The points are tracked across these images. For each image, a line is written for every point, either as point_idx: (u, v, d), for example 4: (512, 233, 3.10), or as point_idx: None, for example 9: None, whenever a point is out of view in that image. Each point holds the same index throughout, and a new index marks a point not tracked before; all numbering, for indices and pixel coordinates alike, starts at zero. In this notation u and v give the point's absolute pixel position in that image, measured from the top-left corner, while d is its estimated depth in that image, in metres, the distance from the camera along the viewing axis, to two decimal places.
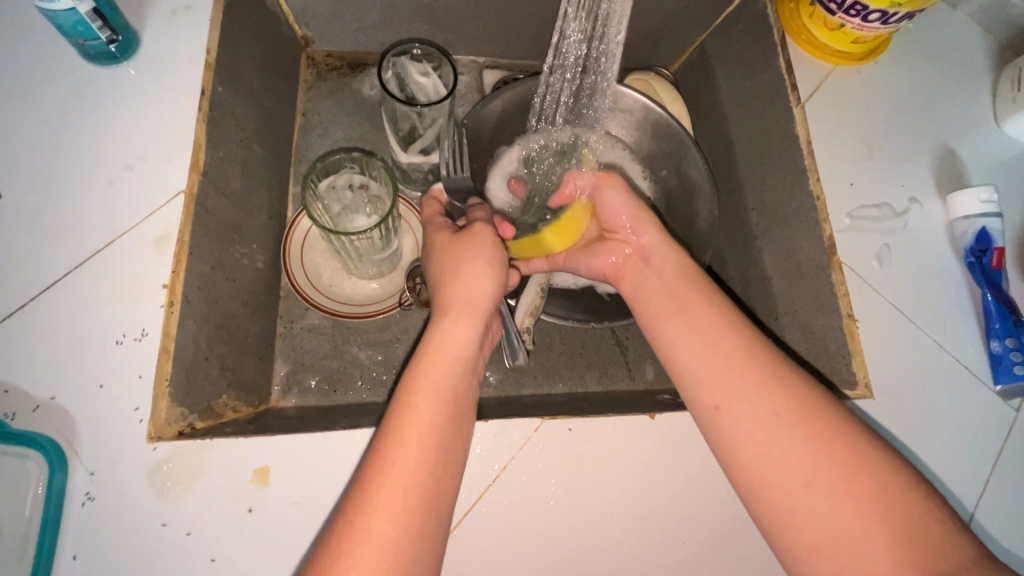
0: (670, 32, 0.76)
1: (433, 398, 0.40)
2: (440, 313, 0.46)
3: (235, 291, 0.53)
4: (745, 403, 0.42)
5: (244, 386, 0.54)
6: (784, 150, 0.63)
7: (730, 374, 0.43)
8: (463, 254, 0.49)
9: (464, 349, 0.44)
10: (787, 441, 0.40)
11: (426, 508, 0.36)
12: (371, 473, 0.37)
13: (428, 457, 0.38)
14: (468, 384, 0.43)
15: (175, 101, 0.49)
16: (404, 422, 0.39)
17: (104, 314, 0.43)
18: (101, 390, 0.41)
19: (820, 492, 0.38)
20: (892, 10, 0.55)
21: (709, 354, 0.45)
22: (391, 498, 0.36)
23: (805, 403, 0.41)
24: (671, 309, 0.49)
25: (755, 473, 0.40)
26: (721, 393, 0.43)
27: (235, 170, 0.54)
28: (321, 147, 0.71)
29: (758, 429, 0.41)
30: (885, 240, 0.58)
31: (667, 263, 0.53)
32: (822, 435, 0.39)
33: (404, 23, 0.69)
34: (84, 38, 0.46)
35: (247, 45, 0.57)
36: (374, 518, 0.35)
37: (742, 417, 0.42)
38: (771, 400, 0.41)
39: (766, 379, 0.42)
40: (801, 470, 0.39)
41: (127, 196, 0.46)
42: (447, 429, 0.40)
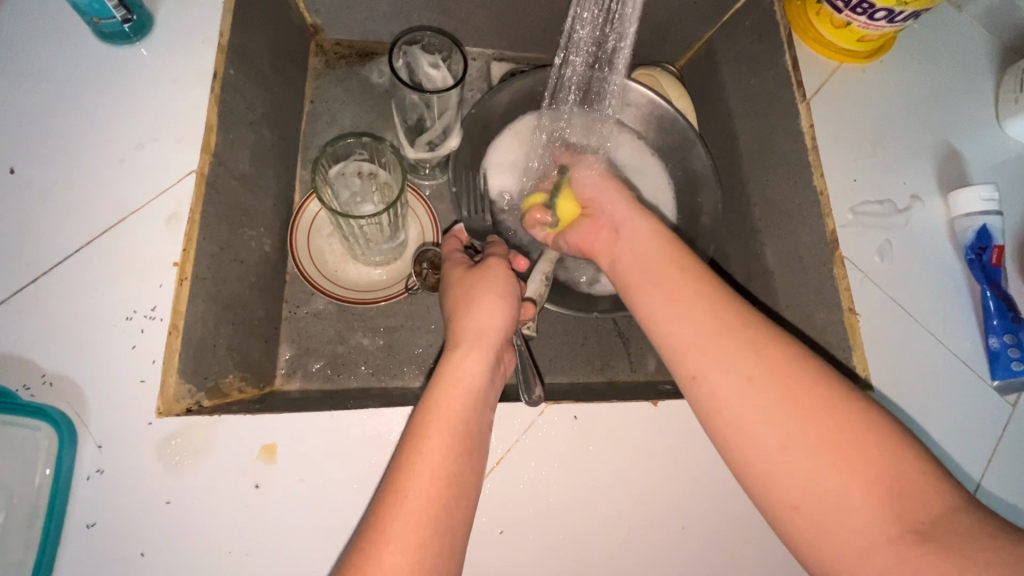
0: (677, 27, 0.77)
1: (445, 432, 0.40)
2: (453, 346, 0.46)
3: (243, 272, 0.54)
4: (717, 367, 0.42)
5: (250, 368, 0.55)
6: (788, 146, 0.64)
7: (704, 342, 0.43)
8: (475, 288, 0.49)
9: (475, 381, 0.44)
10: (765, 405, 0.39)
11: (440, 539, 0.37)
12: (386, 505, 0.37)
13: (444, 490, 0.38)
14: (482, 416, 0.43)
15: (188, 82, 0.49)
16: (417, 453, 0.39)
17: (117, 291, 0.43)
18: (141, 385, 0.42)
19: (798, 452, 0.38)
20: (897, 9, 0.56)
21: (685, 322, 0.44)
22: (405, 531, 0.36)
23: (777, 363, 0.40)
24: (646, 278, 0.49)
25: (732, 438, 0.40)
26: (694, 362, 0.43)
27: (244, 152, 0.54)
28: (328, 134, 0.71)
29: (733, 393, 0.41)
30: (887, 236, 0.58)
31: (639, 228, 0.52)
32: (795, 397, 0.39)
33: (414, 11, 0.69)
34: (100, 17, 0.46)
35: (259, 31, 0.57)
36: (388, 549, 0.35)
37: (714, 383, 0.41)
38: (746, 364, 0.41)
39: (738, 343, 0.42)
40: (776, 432, 0.39)
41: (139, 175, 0.46)
42: (459, 461, 0.40)
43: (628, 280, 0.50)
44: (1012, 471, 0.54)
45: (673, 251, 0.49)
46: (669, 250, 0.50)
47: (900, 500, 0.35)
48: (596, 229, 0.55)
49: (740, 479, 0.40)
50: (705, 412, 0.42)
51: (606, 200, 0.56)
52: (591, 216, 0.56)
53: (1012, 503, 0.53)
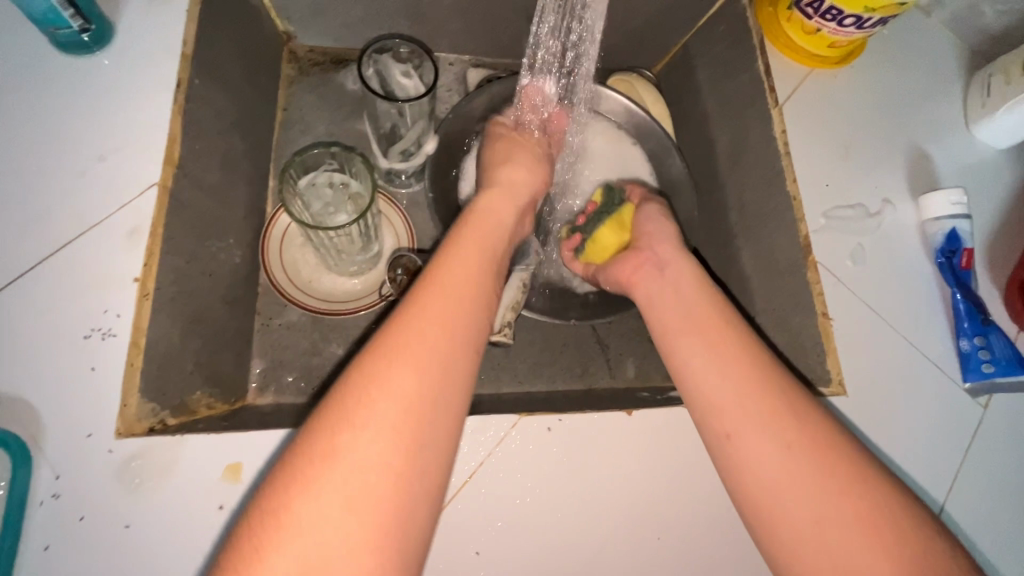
0: (653, 33, 0.77)
1: (442, 312, 0.36)
2: (459, 236, 0.42)
3: (211, 285, 0.53)
4: (755, 431, 0.39)
5: (220, 382, 0.54)
6: (762, 150, 0.64)
7: (744, 401, 0.41)
8: (514, 150, 0.54)
9: (508, 216, 0.47)
10: (801, 476, 0.37)
11: (472, 323, 0.37)
12: (369, 366, 0.33)
13: (431, 379, 0.34)
14: (486, 309, 0.38)
15: (151, 93, 0.48)
16: (414, 317, 0.35)
17: (74, 309, 0.42)
18: (102, 405, 0.41)
19: (833, 529, 0.35)
20: (866, 15, 0.57)
21: (725, 378, 0.42)
22: (440, 310, 0.36)
23: (818, 436, 0.38)
24: (684, 326, 0.47)
25: (764, 505, 0.38)
26: (731, 421, 0.41)
27: (212, 163, 0.53)
28: (302, 143, 0.70)
29: (768, 458, 0.38)
30: (859, 240, 0.59)
31: (683, 273, 0.52)
32: (836, 471, 0.37)
33: (388, 18, 0.69)
34: (56, 26, 0.46)
35: (228, 39, 0.56)
36: (425, 323, 0.35)
37: (751, 447, 0.39)
38: (784, 430, 0.39)
39: (778, 407, 0.40)
40: (810, 507, 0.36)
41: (100, 188, 0.45)
42: (492, 275, 0.41)
43: (667, 326, 0.48)
44: (984, 473, 0.54)
45: (719, 305, 0.47)
46: (711, 298, 0.48)
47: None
48: (639, 262, 0.55)
49: (758, 538, 0.39)
50: (737, 471, 0.40)
51: (654, 239, 0.57)
52: (635, 249, 0.57)
53: (983, 503, 0.53)
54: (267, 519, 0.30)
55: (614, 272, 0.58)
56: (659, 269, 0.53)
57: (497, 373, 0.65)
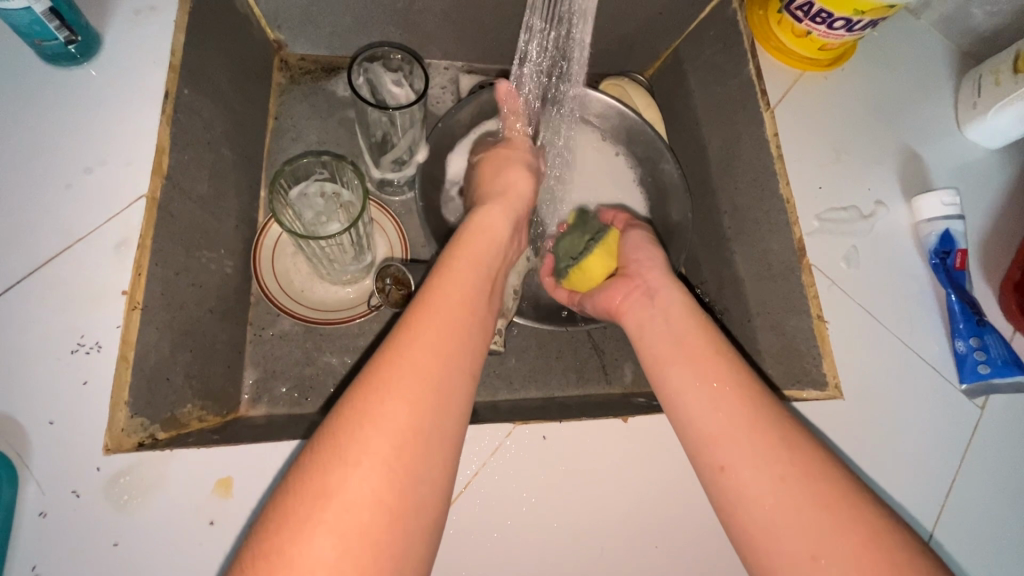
0: (644, 38, 0.77)
1: (434, 337, 0.36)
2: (451, 259, 0.42)
3: (201, 296, 0.52)
4: (748, 464, 0.39)
5: (211, 395, 0.53)
6: (755, 154, 0.64)
7: (737, 434, 0.40)
8: (502, 168, 0.56)
9: (499, 235, 0.47)
10: (795, 509, 0.37)
11: (465, 351, 0.37)
12: (364, 394, 0.33)
13: (423, 409, 0.33)
14: (476, 333, 0.39)
15: (139, 104, 0.47)
16: (409, 343, 0.35)
17: (62, 324, 0.41)
18: (89, 421, 0.40)
19: (830, 562, 0.35)
20: (856, 18, 0.57)
21: (719, 411, 0.42)
22: (433, 336, 0.36)
23: (810, 464, 0.38)
24: (677, 355, 0.47)
25: (759, 540, 0.37)
26: (726, 454, 0.40)
27: (201, 173, 0.53)
28: (293, 151, 0.70)
29: (760, 493, 0.38)
30: (853, 242, 0.59)
31: (675, 303, 0.51)
32: (829, 505, 0.36)
33: (378, 26, 0.69)
34: (41, 39, 0.45)
35: (216, 49, 0.56)
36: (419, 350, 0.35)
37: (745, 481, 0.39)
38: (777, 463, 0.38)
39: (772, 439, 0.39)
40: (804, 540, 0.36)
41: (86, 201, 0.44)
42: (482, 298, 0.41)
43: (659, 355, 0.48)
44: (981, 475, 0.54)
45: (707, 331, 0.48)
46: (706, 331, 0.48)
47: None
48: (630, 290, 0.54)
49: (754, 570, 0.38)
50: (731, 505, 0.39)
51: (642, 265, 0.56)
52: (626, 277, 0.56)
53: (982, 506, 0.53)
54: (260, 557, 0.29)
55: (605, 299, 0.56)
56: (650, 296, 0.52)
57: (492, 380, 0.65)
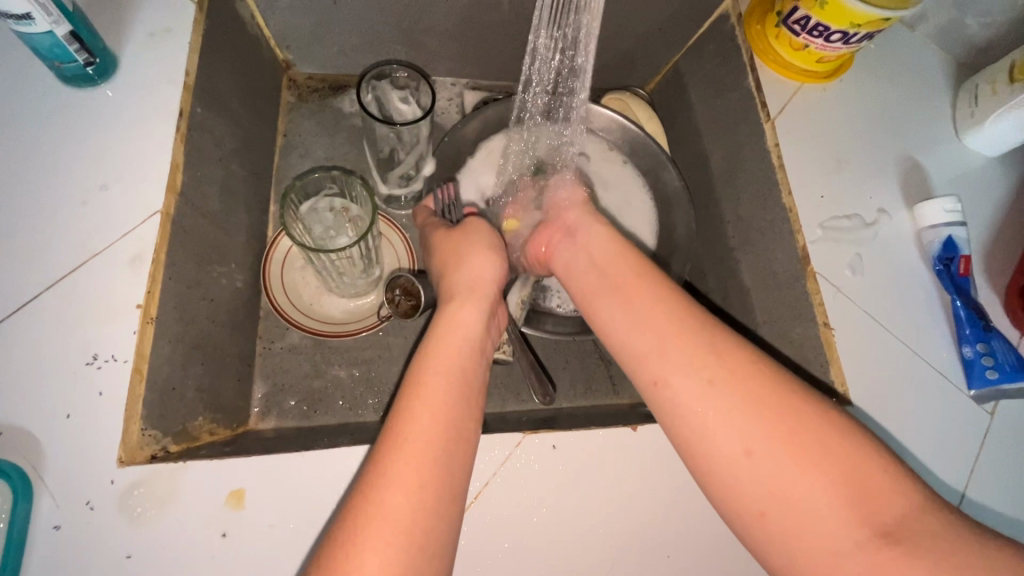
0: (645, 54, 0.79)
1: (406, 474, 0.36)
2: (420, 372, 0.42)
3: (212, 310, 0.53)
4: (680, 373, 0.41)
5: (222, 408, 0.54)
6: (756, 164, 0.65)
7: (664, 346, 0.42)
8: (464, 247, 0.53)
9: (472, 331, 0.46)
10: (728, 409, 0.39)
11: (440, 476, 0.37)
12: (342, 549, 0.34)
13: (403, 551, 0.34)
14: (453, 452, 0.39)
15: (153, 123, 0.49)
16: (381, 485, 0.36)
17: (77, 338, 0.42)
18: (103, 434, 0.40)
19: (762, 457, 0.37)
20: (852, 31, 0.58)
21: (648, 329, 0.44)
22: (405, 472, 0.36)
23: (737, 364, 0.40)
24: (603, 284, 0.49)
25: (695, 444, 0.39)
26: (657, 368, 0.42)
27: (213, 189, 0.54)
28: (302, 167, 0.71)
29: (696, 398, 0.40)
30: (857, 250, 0.59)
31: (596, 237, 0.53)
32: (761, 402, 0.38)
33: (385, 45, 0.70)
34: (61, 61, 0.46)
35: (227, 69, 0.58)
36: (391, 493, 0.36)
37: (677, 391, 0.41)
38: (704, 367, 0.40)
39: (698, 345, 0.41)
40: (738, 437, 0.38)
41: (102, 217, 0.45)
42: (458, 410, 0.40)
43: (586, 288, 0.51)
44: (994, 482, 0.54)
45: (630, 256, 0.50)
46: (634, 256, 0.50)
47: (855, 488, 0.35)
48: (554, 232, 0.56)
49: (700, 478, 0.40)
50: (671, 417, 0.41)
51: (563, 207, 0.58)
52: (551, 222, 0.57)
53: (996, 512, 0.53)
54: None
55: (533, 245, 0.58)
56: (571, 236, 0.54)
57: (499, 391, 0.65)
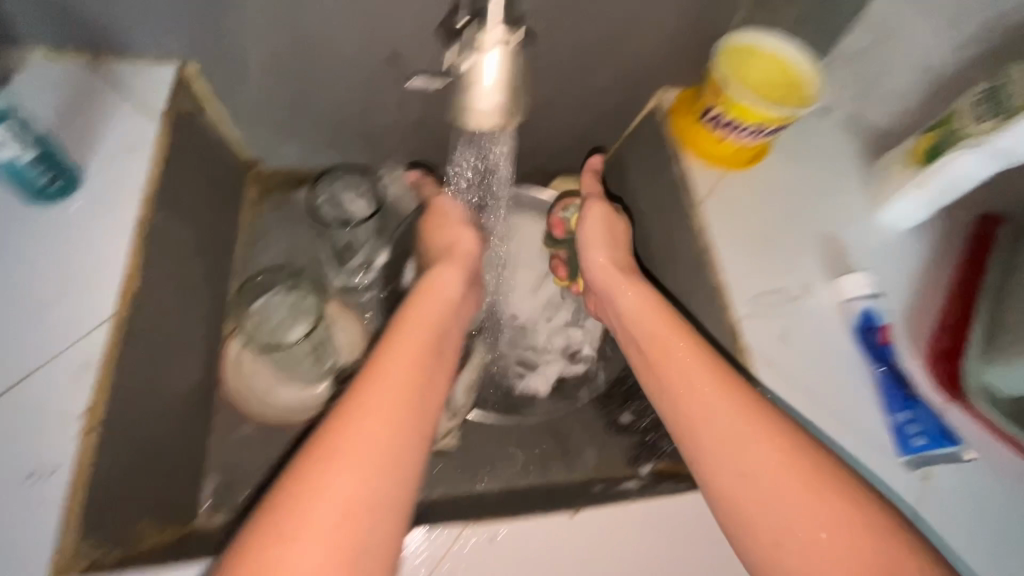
0: (589, 143, 0.86)
1: (377, 406, 0.43)
2: (399, 332, 0.49)
3: (163, 409, 0.54)
4: (720, 445, 0.49)
5: (170, 507, 0.55)
6: (691, 245, 0.70)
7: (719, 418, 0.49)
8: (445, 223, 0.60)
9: (447, 294, 0.54)
10: (774, 469, 0.46)
11: (411, 411, 0.44)
12: (315, 462, 0.40)
13: (371, 470, 0.40)
14: (422, 399, 0.45)
15: (113, 234, 0.52)
16: (357, 412, 0.42)
17: (21, 451, 0.43)
18: (40, 548, 0.42)
19: (773, 508, 0.46)
20: (761, 127, 0.65)
21: (704, 394, 0.51)
22: (380, 406, 0.43)
23: (803, 451, 0.47)
24: (653, 348, 0.56)
25: (735, 505, 0.47)
26: (694, 419, 0.51)
27: (170, 291, 0.56)
28: (264, 258, 0.75)
29: (752, 459, 0.47)
30: (786, 324, 0.63)
31: (639, 301, 0.59)
32: (816, 475, 0.46)
33: (346, 144, 0.76)
34: (25, 183, 0.49)
35: (190, 178, 0.62)
36: (365, 420, 0.42)
37: (726, 456, 0.48)
38: (770, 445, 0.47)
39: (727, 403, 0.49)
40: (792, 505, 0.45)
41: (55, 329, 0.47)
42: (428, 362, 0.48)
43: (637, 351, 0.59)
44: None
45: (669, 322, 0.57)
46: (680, 321, 0.57)
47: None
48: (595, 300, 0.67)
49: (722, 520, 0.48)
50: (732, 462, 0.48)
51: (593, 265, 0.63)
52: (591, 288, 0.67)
53: None
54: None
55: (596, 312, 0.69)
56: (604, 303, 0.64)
57: (455, 473, 0.66)
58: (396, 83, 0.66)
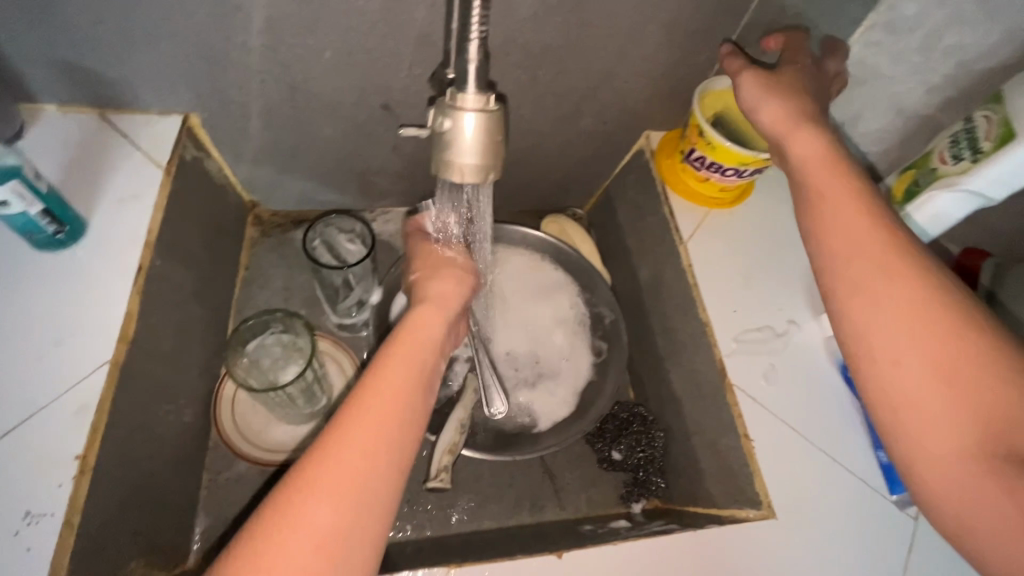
0: (578, 183, 0.89)
1: (358, 441, 0.40)
2: (382, 361, 0.46)
3: (156, 448, 0.55)
4: (888, 316, 0.41)
5: (158, 549, 0.55)
6: (677, 281, 0.71)
7: (873, 278, 0.42)
8: (441, 265, 0.58)
9: (433, 333, 0.50)
10: (924, 371, 0.39)
11: (391, 446, 0.41)
12: (286, 500, 0.37)
13: (343, 510, 0.37)
14: (403, 436, 0.42)
15: (113, 278, 0.54)
16: (335, 447, 0.39)
17: (13, 493, 0.44)
18: None
19: (927, 405, 0.39)
20: (742, 168, 0.67)
21: (856, 259, 0.44)
22: (360, 440, 0.40)
23: (938, 319, 0.40)
24: (838, 216, 0.46)
25: (891, 399, 0.41)
26: (866, 310, 0.42)
27: (166, 332, 0.58)
28: (260, 298, 0.77)
29: (887, 344, 0.41)
30: (771, 360, 0.64)
31: (811, 151, 0.50)
32: (947, 349, 0.39)
33: (342, 186, 0.79)
34: (32, 233, 0.52)
35: (191, 221, 0.64)
36: (344, 450, 0.39)
37: (892, 350, 0.41)
38: (900, 319, 0.41)
39: (911, 287, 0.41)
40: (928, 402, 0.39)
41: (53, 372, 0.49)
42: (412, 394, 0.44)
43: (813, 213, 0.47)
44: None
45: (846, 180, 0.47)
46: (851, 175, 0.48)
47: (1006, 425, 0.37)
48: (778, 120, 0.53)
49: (871, 405, 0.42)
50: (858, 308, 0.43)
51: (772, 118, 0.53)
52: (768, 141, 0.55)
53: None
54: None
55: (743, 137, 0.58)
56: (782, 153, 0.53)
57: (445, 512, 0.66)
58: (391, 130, 0.70)
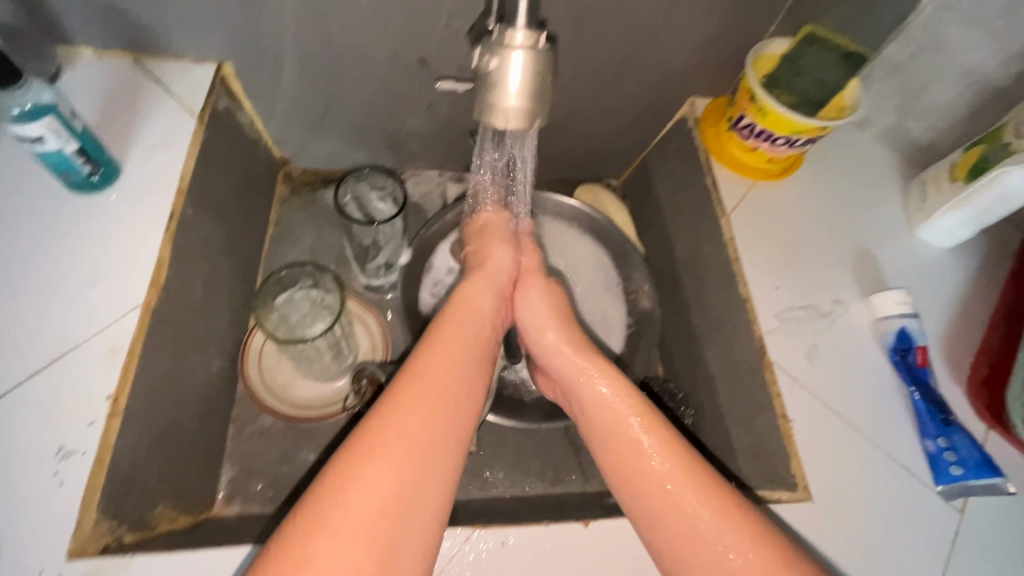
0: (614, 152, 0.85)
1: (418, 406, 0.41)
2: (436, 336, 0.48)
3: (184, 397, 0.55)
4: (670, 479, 0.44)
5: (185, 495, 0.55)
6: (716, 255, 0.68)
7: (683, 475, 0.45)
8: (486, 242, 0.61)
9: (482, 309, 0.53)
10: (734, 530, 0.41)
11: (450, 412, 0.43)
12: (349, 457, 0.38)
13: (407, 469, 0.39)
14: (463, 406, 0.44)
15: (145, 224, 0.53)
16: (395, 411, 0.41)
17: (46, 430, 0.45)
18: (59, 526, 0.42)
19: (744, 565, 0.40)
20: (795, 137, 0.63)
21: (660, 439, 0.47)
22: (419, 404, 0.42)
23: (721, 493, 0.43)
24: (605, 424, 0.50)
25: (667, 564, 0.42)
26: (678, 496, 0.44)
27: (196, 283, 0.58)
28: (289, 255, 0.77)
29: (690, 510, 0.43)
30: (814, 340, 0.61)
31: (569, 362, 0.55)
32: (741, 521, 0.42)
33: (373, 146, 0.77)
34: (68, 172, 0.51)
35: (222, 173, 0.64)
36: (405, 412, 0.41)
37: (695, 523, 0.43)
38: (697, 492, 0.44)
39: (687, 458, 0.46)
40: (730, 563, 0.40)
41: (86, 313, 0.49)
42: (466, 367, 0.46)
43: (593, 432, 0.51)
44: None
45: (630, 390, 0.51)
46: (581, 372, 0.54)
47: None
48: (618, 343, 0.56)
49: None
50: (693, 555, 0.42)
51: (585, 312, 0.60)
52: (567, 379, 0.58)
53: None
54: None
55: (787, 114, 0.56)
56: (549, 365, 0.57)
57: (467, 476, 0.65)
58: (425, 87, 0.67)
